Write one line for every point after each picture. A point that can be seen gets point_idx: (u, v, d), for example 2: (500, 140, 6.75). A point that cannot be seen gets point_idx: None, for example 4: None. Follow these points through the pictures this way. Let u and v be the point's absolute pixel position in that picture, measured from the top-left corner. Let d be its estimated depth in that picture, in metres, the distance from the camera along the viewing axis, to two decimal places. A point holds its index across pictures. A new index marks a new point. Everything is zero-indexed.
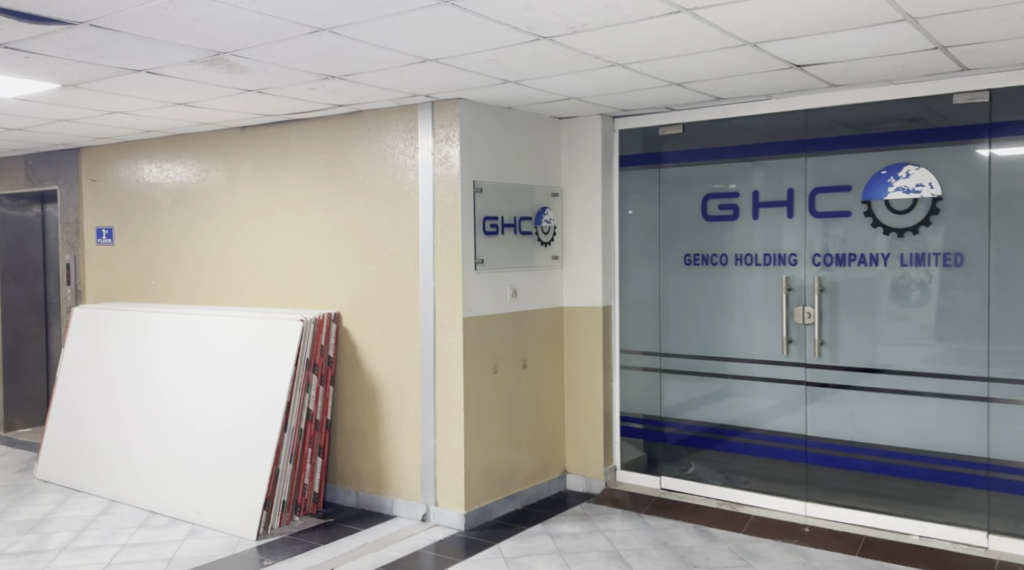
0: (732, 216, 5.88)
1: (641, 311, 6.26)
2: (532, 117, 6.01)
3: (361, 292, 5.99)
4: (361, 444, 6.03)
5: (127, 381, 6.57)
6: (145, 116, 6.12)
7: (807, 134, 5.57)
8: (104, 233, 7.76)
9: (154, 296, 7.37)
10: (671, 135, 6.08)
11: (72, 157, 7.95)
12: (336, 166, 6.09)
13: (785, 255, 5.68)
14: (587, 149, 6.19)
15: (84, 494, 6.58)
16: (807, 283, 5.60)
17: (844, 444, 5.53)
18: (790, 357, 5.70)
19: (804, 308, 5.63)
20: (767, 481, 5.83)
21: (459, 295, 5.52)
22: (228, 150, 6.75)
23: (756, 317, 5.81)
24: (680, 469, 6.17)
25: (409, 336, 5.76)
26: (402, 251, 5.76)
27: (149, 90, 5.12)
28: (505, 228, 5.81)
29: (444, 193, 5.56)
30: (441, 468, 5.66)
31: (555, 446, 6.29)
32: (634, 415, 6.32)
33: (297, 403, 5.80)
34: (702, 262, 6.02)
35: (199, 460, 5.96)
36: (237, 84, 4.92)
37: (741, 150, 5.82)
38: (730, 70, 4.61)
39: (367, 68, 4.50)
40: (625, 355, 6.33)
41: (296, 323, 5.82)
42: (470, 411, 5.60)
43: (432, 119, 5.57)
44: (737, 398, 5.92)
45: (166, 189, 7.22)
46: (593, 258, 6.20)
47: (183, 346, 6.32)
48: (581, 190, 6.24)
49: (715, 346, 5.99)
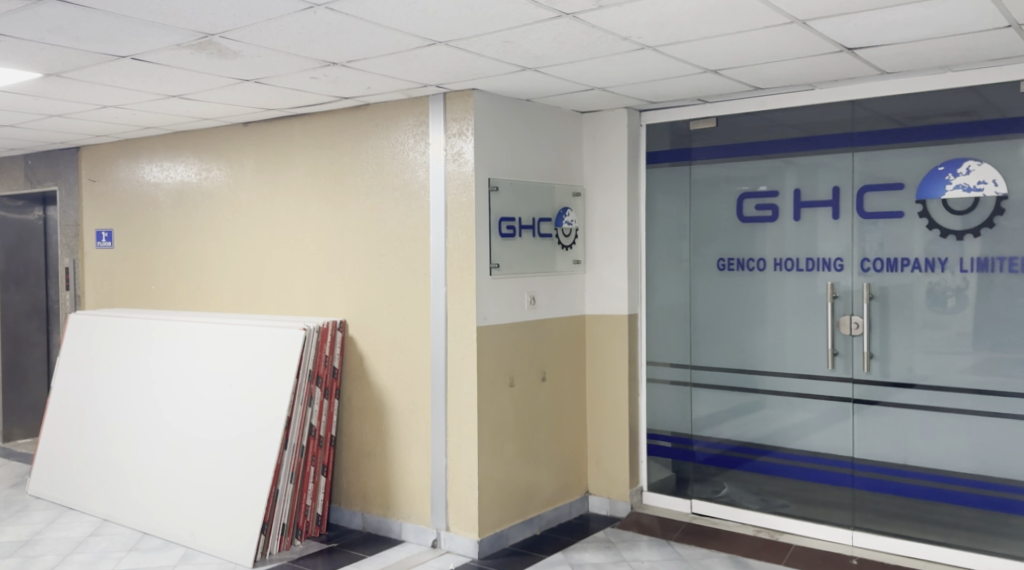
0: (770, 217, 5.41)
1: (671, 319, 5.81)
2: (551, 109, 5.57)
3: (368, 299, 5.58)
4: (368, 462, 5.62)
5: (121, 394, 6.20)
6: (140, 111, 5.74)
7: (854, 128, 5.09)
8: (104, 235, 7.40)
9: (153, 303, 7.01)
10: (702, 129, 5.62)
11: (72, 156, 7.60)
12: (341, 163, 5.69)
13: (829, 259, 5.20)
14: (611, 145, 5.74)
15: (77, 512, 6.20)
16: (855, 290, 5.11)
17: (895, 467, 5.04)
18: (836, 371, 5.20)
19: (852, 317, 5.13)
20: (808, 506, 5.35)
21: (472, 302, 5.09)
22: (230, 147, 6.37)
23: (797, 327, 5.34)
24: (711, 490, 5.70)
25: (419, 347, 5.34)
26: (412, 255, 5.35)
27: (139, 80, 4.73)
28: (523, 230, 5.37)
29: (457, 192, 5.13)
30: (453, 490, 5.23)
31: (576, 465, 5.84)
32: (663, 433, 5.86)
33: (299, 417, 5.39)
34: (737, 267, 5.56)
35: (195, 479, 5.57)
36: (231, 73, 4.52)
37: (781, 146, 5.35)
38: (772, 55, 4.17)
39: (372, 52, 4.09)
40: (653, 368, 5.88)
41: (296, 331, 5.43)
42: (484, 428, 5.16)
43: (444, 111, 5.15)
44: (776, 416, 5.44)
45: (167, 191, 6.85)
46: (618, 263, 5.75)
47: (179, 356, 5.94)
48: (604, 189, 5.79)
49: (752, 359, 5.53)
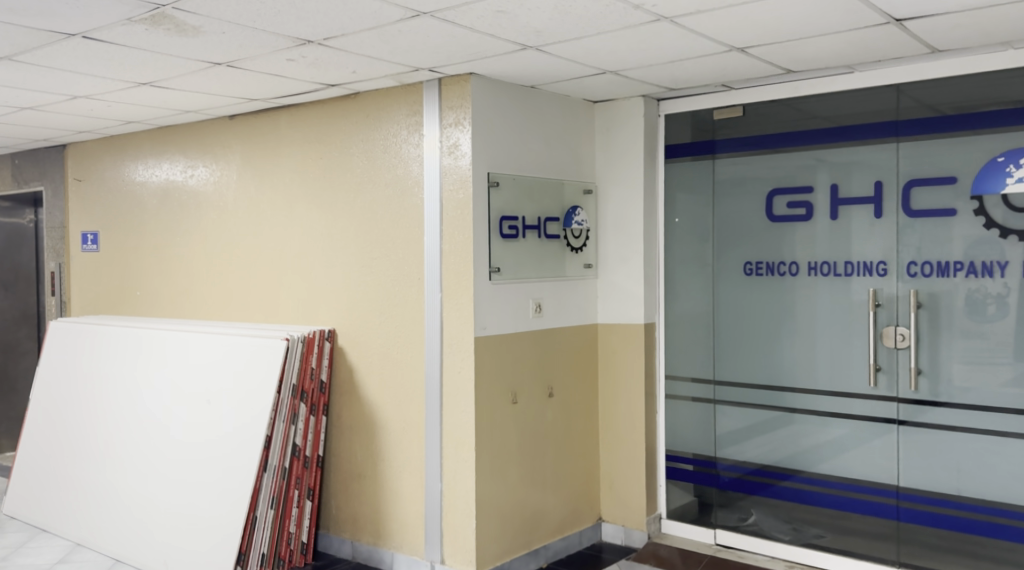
0: (803, 215, 4.87)
1: (692, 329, 5.27)
2: (559, 98, 5.06)
3: (358, 306, 5.10)
4: (358, 485, 5.13)
5: (98, 408, 5.77)
6: (114, 102, 5.30)
7: (899, 116, 4.53)
8: (90, 237, 6.99)
9: (138, 310, 6.57)
10: (727, 120, 5.09)
11: (58, 155, 7.19)
12: (330, 158, 5.22)
13: (871, 263, 4.63)
14: (625, 137, 5.21)
15: (50, 535, 5.78)
16: (900, 297, 4.55)
17: (947, 499, 4.48)
18: (879, 389, 4.64)
19: (897, 328, 4.57)
20: (846, 539, 4.80)
21: (470, 310, 4.59)
22: (215, 142, 5.92)
23: (833, 339, 4.79)
24: (738, 518, 5.16)
25: (413, 359, 4.85)
26: (405, 258, 4.87)
27: (100, 65, 4.28)
28: (527, 231, 4.87)
29: (453, 188, 4.64)
30: (449, 518, 4.73)
31: (588, 489, 5.31)
32: (684, 455, 5.32)
33: (280, 437, 4.93)
34: (767, 272, 5.02)
35: (170, 502, 5.13)
36: (198, 55, 4.06)
37: (815, 137, 4.80)
38: (806, 29, 3.64)
39: (349, 27, 3.61)
40: (672, 383, 5.34)
41: (279, 341, 4.96)
42: (484, 450, 4.65)
43: (439, 99, 4.66)
44: (809, 438, 4.90)
45: (153, 190, 6.42)
46: (633, 267, 5.21)
47: (158, 369, 5.50)
48: (618, 186, 5.25)
49: (782, 374, 4.98)
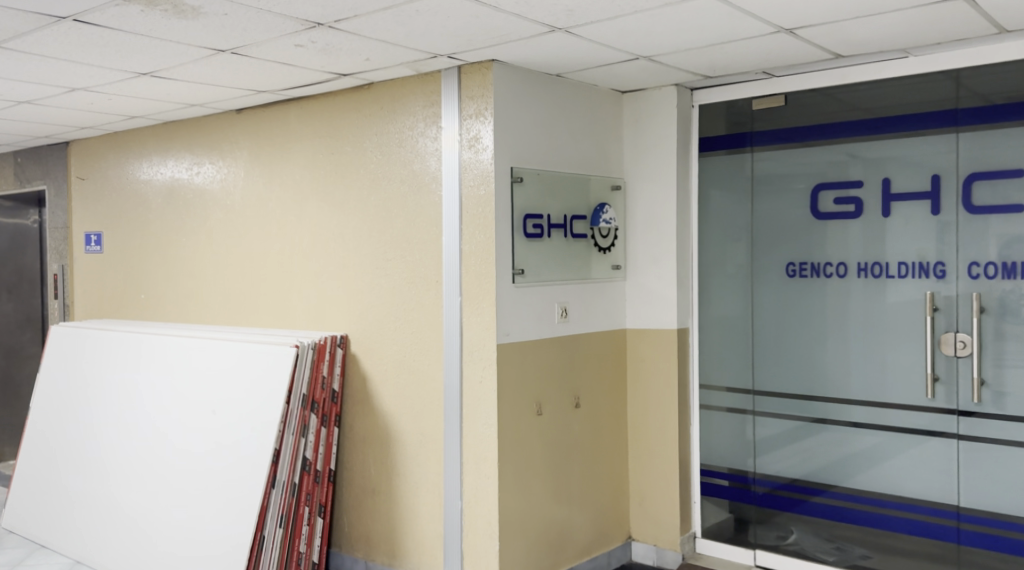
0: (850, 213, 4.53)
1: (729, 335, 4.94)
2: (586, 88, 4.74)
3: (372, 310, 4.80)
4: (372, 501, 4.84)
5: (98, 417, 5.50)
6: (114, 95, 5.00)
7: (958, 104, 4.18)
8: (93, 238, 6.71)
9: (142, 314, 6.30)
10: (766, 110, 4.75)
11: (61, 152, 6.93)
12: (342, 153, 4.92)
13: (928, 264, 4.29)
14: (656, 130, 4.88)
15: (48, 552, 5.50)
16: (961, 300, 4.20)
17: (1013, 521, 4.13)
18: (937, 401, 4.30)
19: (957, 335, 4.23)
20: (898, 563, 4.45)
21: (492, 315, 4.27)
22: (222, 138, 5.63)
23: (884, 346, 4.45)
24: (777, 537, 4.81)
25: (431, 368, 4.54)
26: (422, 260, 4.56)
27: (96, 53, 3.99)
28: (552, 230, 4.55)
29: (474, 184, 4.33)
30: (470, 538, 4.41)
31: (616, 506, 4.98)
32: (720, 469, 4.99)
33: (290, 450, 4.63)
34: (811, 273, 4.67)
35: (171, 520, 4.84)
36: (200, 41, 3.76)
37: (864, 129, 4.46)
38: (865, 5, 3.31)
39: (363, 7, 3.31)
40: (707, 393, 5.00)
41: (288, 349, 4.65)
42: (508, 465, 4.34)
43: (458, 89, 4.35)
44: (856, 452, 4.56)
45: (157, 189, 6.14)
46: (665, 269, 4.88)
47: (160, 378, 5.22)
48: (649, 182, 4.92)
49: (828, 383, 4.64)
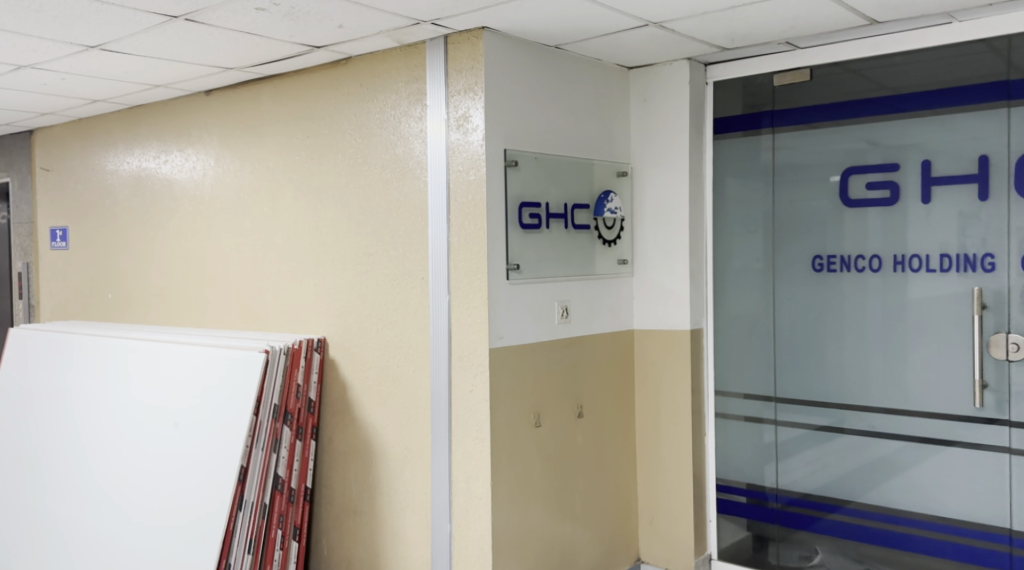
0: (884, 199, 4.05)
1: (746, 336, 4.48)
2: (588, 62, 4.27)
3: (352, 311, 4.34)
4: (352, 522, 4.38)
5: (56, 428, 5.03)
6: (67, 73, 4.54)
7: (1010, 73, 3.72)
8: (58, 234, 6.25)
9: (109, 315, 5.83)
10: (788, 86, 4.28)
11: (24, 142, 6.45)
12: (318, 137, 4.46)
13: (975, 256, 3.83)
14: (665, 110, 4.42)
15: None
16: (1013, 297, 3.75)
17: None
18: (985, 410, 3.84)
19: (1008, 336, 3.77)
20: None
21: (484, 316, 3.82)
22: (191, 123, 5.17)
23: (922, 348, 3.98)
24: (800, 558, 4.35)
25: (417, 373, 4.09)
26: (407, 255, 4.10)
27: (33, 21, 3.53)
28: (551, 220, 4.10)
29: (462, 169, 3.87)
30: (461, 563, 3.95)
31: (624, 525, 4.53)
32: (738, 485, 4.52)
33: (259, 467, 4.18)
34: (840, 267, 4.19)
35: (130, 543, 4.38)
36: (148, 4, 3.31)
37: (899, 105, 3.99)
38: None
39: None
40: (723, 400, 4.54)
41: (258, 354, 4.20)
42: (505, 483, 3.88)
43: (445, 62, 3.89)
44: (889, 466, 4.09)
45: (124, 180, 5.67)
46: (677, 263, 4.42)
47: (123, 385, 4.75)
48: (658, 167, 4.46)
49: (858, 390, 4.16)
